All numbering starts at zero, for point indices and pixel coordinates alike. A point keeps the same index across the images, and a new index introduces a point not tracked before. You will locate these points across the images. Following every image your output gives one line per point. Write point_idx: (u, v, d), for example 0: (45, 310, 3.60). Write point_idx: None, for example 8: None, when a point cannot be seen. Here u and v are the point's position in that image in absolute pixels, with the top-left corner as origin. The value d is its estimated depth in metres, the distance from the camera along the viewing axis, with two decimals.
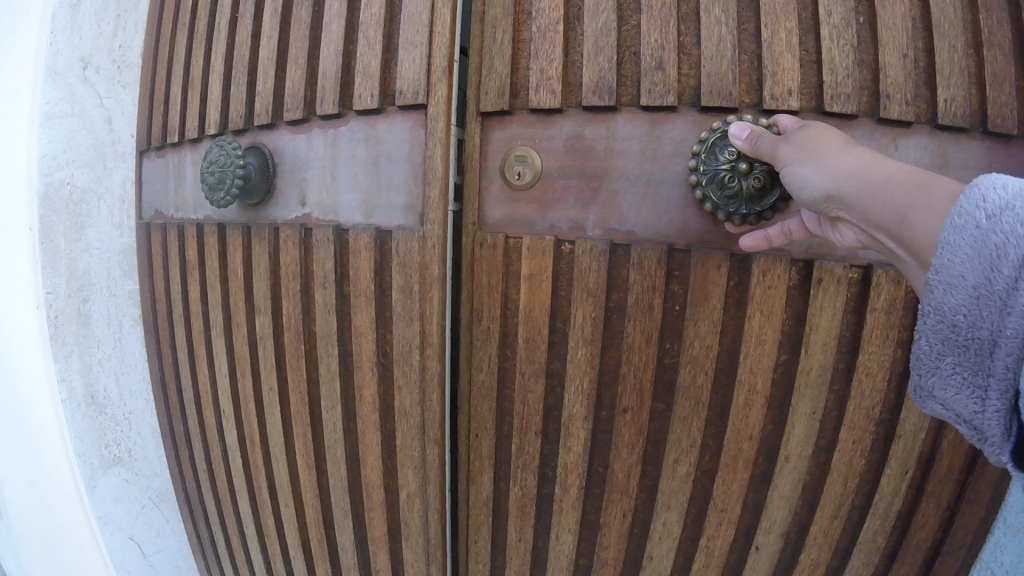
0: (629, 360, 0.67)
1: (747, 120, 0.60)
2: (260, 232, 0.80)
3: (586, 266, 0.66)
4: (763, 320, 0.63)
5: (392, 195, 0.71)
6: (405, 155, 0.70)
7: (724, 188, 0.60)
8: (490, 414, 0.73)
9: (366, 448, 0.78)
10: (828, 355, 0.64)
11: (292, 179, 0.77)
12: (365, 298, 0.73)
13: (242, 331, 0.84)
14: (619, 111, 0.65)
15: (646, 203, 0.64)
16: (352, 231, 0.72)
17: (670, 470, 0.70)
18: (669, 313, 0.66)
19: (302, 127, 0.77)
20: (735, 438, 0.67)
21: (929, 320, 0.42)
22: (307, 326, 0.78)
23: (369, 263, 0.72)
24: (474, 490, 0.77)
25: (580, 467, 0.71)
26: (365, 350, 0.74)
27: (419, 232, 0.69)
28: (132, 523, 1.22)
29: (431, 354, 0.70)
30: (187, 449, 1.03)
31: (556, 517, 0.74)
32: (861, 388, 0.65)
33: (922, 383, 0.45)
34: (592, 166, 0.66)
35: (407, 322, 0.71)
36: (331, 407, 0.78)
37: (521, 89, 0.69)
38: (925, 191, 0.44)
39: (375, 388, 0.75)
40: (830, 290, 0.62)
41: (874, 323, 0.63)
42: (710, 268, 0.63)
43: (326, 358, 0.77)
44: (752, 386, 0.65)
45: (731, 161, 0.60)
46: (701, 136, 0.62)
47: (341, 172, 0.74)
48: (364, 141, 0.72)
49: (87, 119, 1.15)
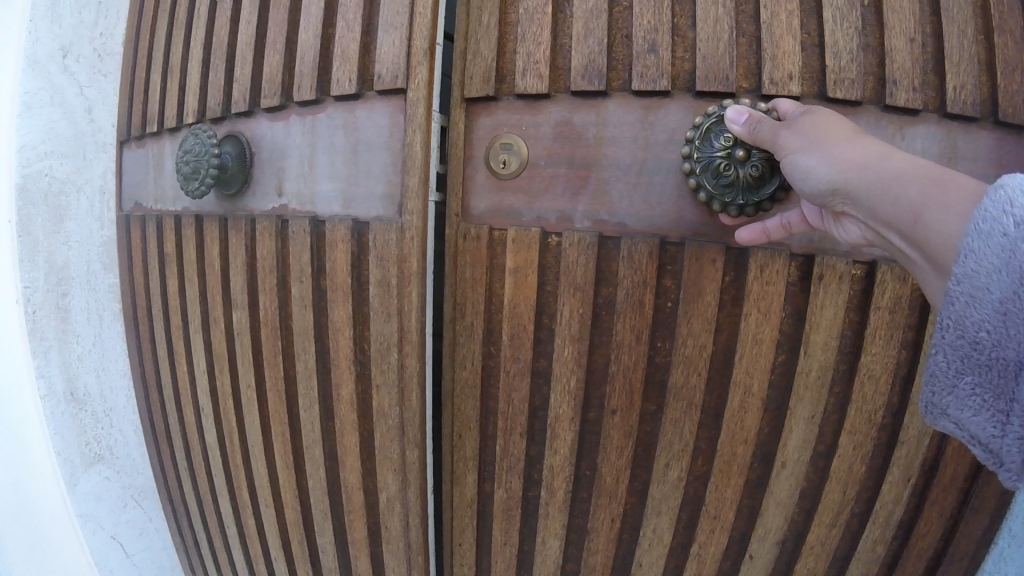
0: (619, 359, 0.63)
1: (745, 105, 0.56)
2: (238, 224, 0.76)
3: (575, 259, 0.62)
4: (761, 318, 0.60)
5: (372, 184, 0.67)
6: (385, 141, 0.67)
7: (720, 177, 0.57)
8: (474, 414, 0.69)
9: (345, 450, 0.74)
10: (829, 356, 0.61)
11: (268, 168, 0.74)
12: (342, 293, 0.69)
13: (220, 326, 0.81)
14: (610, 96, 0.62)
15: (638, 194, 0.61)
16: (330, 222, 0.69)
17: (661, 474, 0.66)
18: (661, 310, 0.62)
19: (281, 114, 0.73)
20: (730, 442, 0.64)
21: (947, 334, 0.39)
22: (284, 323, 0.75)
23: (346, 256, 0.68)
24: (458, 491, 0.73)
25: (566, 470, 0.68)
26: (342, 347, 0.71)
27: (397, 223, 0.66)
28: (114, 521, 1.17)
29: (409, 352, 0.67)
30: (168, 447, 0.99)
31: (543, 521, 0.70)
32: (863, 392, 0.62)
33: (934, 401, 0.42)
34: (581, 154, 0.62)
35: (386, 318, 0.68)
36: (309, 407, 0.75)
37: (508, 74, 0.65)
38: (939, 187, 0.41)
39: (353, 388, 0.72)
40: (833, 287, 0.59)
41: (878, 323, 0.60)
42: (705, 263, 0.59)
43: (302, 355, 0.73)
44: (748, 388, 0.62)
45: (727, 148, 0.56)
46: (695, 121, 0.58)
47: (318, 160, 0.70)
48: (342, 128, 0.69)
49: (67, 108, 1.12)
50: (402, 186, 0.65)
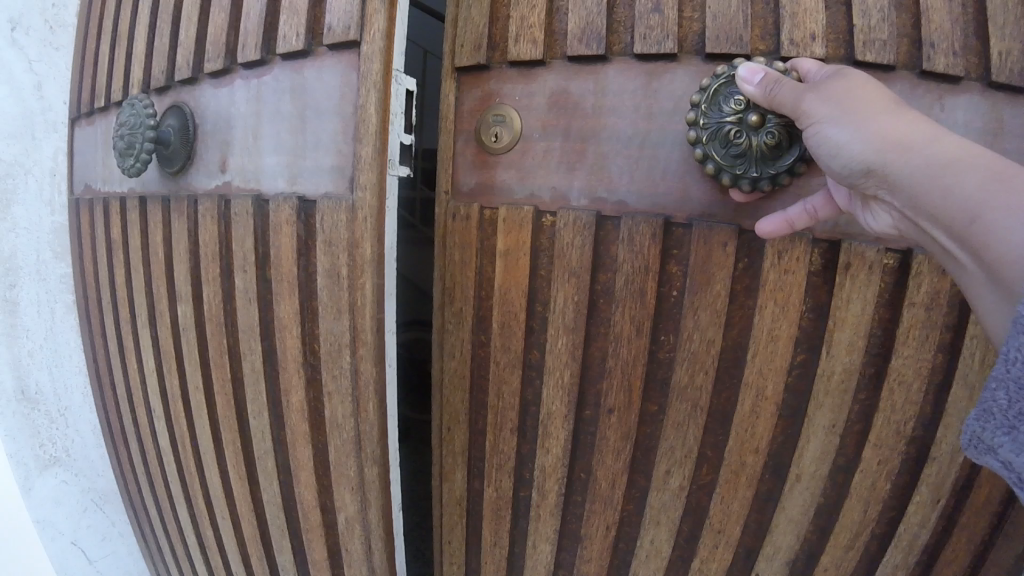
0: (616, 353, 0.56)
1: (758, 63, 0.49)
2: (180, 205, 0.70)
3: (569, 240, 0.55)
4: (777, 311, 0.52)
5: (320, 156, 0.61)
6: (334, 107, 0.60)
7: (730, 145, 0.49)
8: (464, 405, 0.64)
9: (298, 462, 0.67)
10: (854, 359, 0.53)
11: (213, 142, 0.69)
12: (289, 284, 0.63)
13: (166, 319, 0.74)
14: (610, 61, 0.55)
15: (640, 169, 0.54)
16: (274, 200, 0.62)
17: (660, 482, 0.59)
18: (665, 301, 0.55)
19: (225, 79, 0.67)
20: (739, 450, 0.57)
21: (1012, 365, 0.33)
22: (230, 319, 0.68)
23: (294, 240, 0.61)
24: (447, 489, 0.67)
25: (560, 471, 0.61)
26: (289, 349, 0.64)
27: (348, 201, 0.59)
28: (75, 526, 1.13)
29: (365, 354, 0.60)
30: (124, 448, 0.93)
31: (532, 525, 0.64)
32: (892, 400, 0.54)
33: (981, 437, 0.36)
34: (578, 126, 0.56)
35: (336, 316, 0.61)
36: (259, 413, 0.69)
37: (501, 39, 0.59)
38: (1001, 183, 0.37)
39: (305, 394, 0.65)
40: (862, 279, 0.51)
41: (912, 322, 0.52)
42: (715, 247, 0.52)
43: (249, 355, 0.67)
44: (761, 390, 0.55)
45: (737, 114, 0.49)
46: (701, 83, 0.51)
47: (263, 131, 0.65)
48: (290, 94, 0.63)
49: (15, 85, 1.06)
50: (355, 156, 0.58)
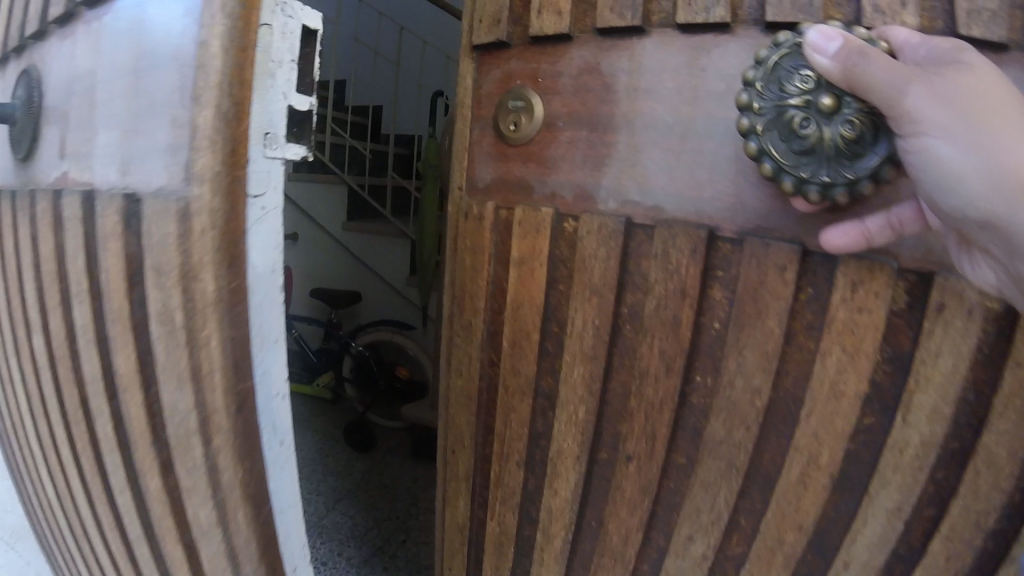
0: (641, 392, 0.45)
1: (836, 26, 0.36)
2: (24, 197, 0.65)
3: (592, 249, 0.45)
4: (844, 361, 0.40)
5: (153, 132, 0.49)
6: (169, 65, 0.48)
7: (794, 138, 0.37)
8: (470, 430, 0.56)
9: (165, 534, 0.60)
10: (933, 427, 0.39)
11: (55, 120, 0.63)
12: (122, 327, 0.54)
13: (26, 354, 0.68)
14: (648, 33, 0.43)
15: (681, 168, 0.42)
16: (106, 194, 0.53)
17: (681, 546, 0.47)
18: (704, 332, 0.43)
19: (69, 27, 0.62)
20: (778, 523, 0.44)
21: None
22: (77, 368, 0.61)
23: (120, 255, 0.52)
24: (449, 512, 0.60)
25: (567, 517, 0.51)
26: (136, 414, 0.56)
27: (177, 196, 0.46)
28: None
29: (218, 447, 0.50)
30: (23, 481, 0.85)
31: (535, 567, 0.54)
32: (975, 486, 0.40)
33: None
34: (608, 111, 0.44)
35: (178, 385, 0.50)
36: (122, 487, 0.62)
37: (524, 7, 0.49)
38: None
39: (160, 481, 0.57)
40: (958, 325, 0.37)
41: (1016, 388, 0.37)
42: (769, 272, 0.40)
43: (100, 415, 0.60)
44: (813, 453, 0.42)
45: (803, 99, 0.36)
46: (757, 56, 0.38)
47: (96, 101, 0.56)
48: (127, 55, 0.52)
49: None
50: (188, 129, 0.45)
